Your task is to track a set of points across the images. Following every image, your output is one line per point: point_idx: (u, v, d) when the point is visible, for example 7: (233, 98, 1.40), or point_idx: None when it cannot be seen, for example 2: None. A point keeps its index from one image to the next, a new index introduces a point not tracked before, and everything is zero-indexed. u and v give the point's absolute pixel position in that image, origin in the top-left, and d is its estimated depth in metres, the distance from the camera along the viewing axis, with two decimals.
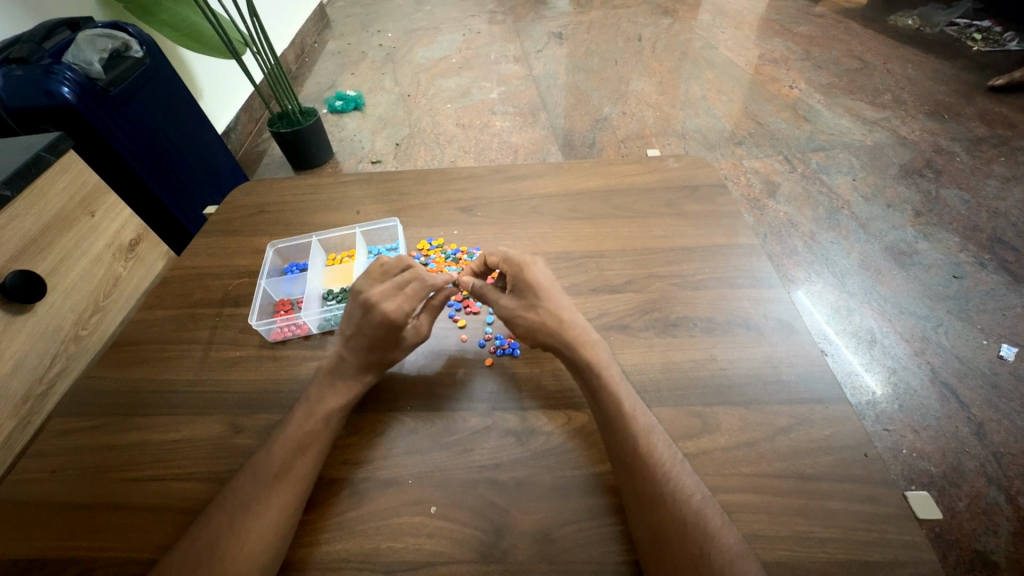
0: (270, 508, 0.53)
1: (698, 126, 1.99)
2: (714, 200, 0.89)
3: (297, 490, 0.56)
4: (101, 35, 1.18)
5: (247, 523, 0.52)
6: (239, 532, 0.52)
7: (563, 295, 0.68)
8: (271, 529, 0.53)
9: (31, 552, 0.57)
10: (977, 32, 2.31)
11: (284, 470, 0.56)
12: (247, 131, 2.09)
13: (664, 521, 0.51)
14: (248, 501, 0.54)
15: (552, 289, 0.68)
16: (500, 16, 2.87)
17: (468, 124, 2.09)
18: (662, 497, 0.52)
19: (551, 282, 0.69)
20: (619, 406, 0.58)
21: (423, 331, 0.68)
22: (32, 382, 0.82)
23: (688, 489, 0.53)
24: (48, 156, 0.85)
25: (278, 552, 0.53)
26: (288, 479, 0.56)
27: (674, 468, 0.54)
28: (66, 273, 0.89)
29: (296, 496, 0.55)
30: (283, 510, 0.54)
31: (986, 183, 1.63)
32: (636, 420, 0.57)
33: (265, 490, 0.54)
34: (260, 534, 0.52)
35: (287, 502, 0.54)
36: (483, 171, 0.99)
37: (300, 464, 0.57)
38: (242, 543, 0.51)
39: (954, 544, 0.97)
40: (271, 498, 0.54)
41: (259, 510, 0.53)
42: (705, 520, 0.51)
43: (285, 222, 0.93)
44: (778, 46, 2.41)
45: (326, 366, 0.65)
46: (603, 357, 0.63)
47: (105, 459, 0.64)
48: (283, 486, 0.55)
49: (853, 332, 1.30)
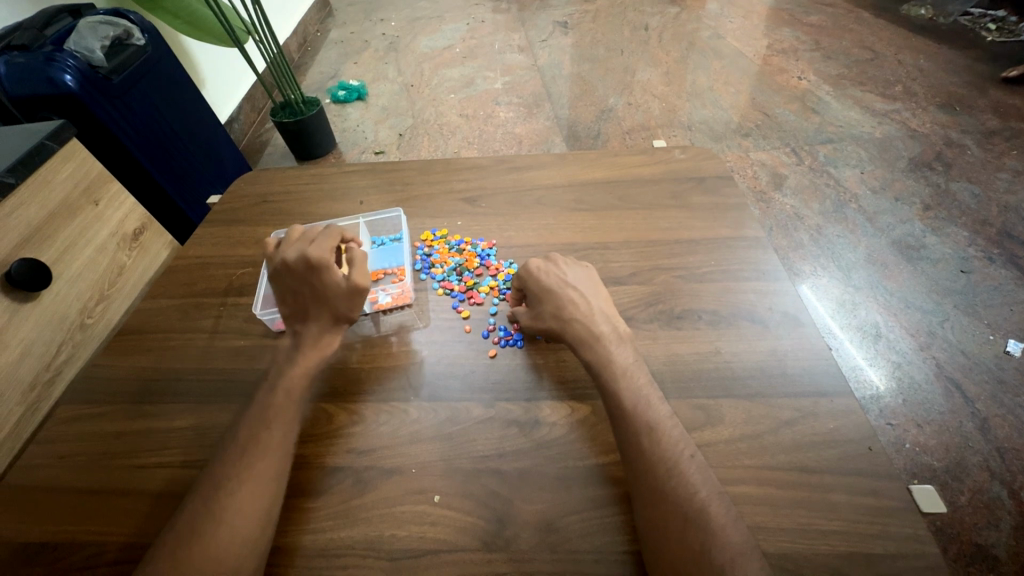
0: (243, 484, 0.54)
1: (705, 117, 1.97)
2: (721, 192, 0.88)
3: (273, 465, 0.56)
4: (103, 22, 1.18)
5: (229, 504, 0.52)
6: (215, 511, 0.52)
7: (596, 294, 0.69)
8: (251, 507, 0.53)
9: (41, 536, 0.58)
10: (991, 22, 2.27)
11: (251, 445, 0.56)
12: (250, 121, 2.09)
13: (667, 516, 0.51)
14: (223, 482, 0.54)
15: (579, 282, 0.70)
16: (506, 5, 2.84)
17: (472, 115, 2.08)
18: (664, 493, 0.52)
19: (584, 281, 0.70)
20: (625, 403, 0.58)
21: (359, 280, 0.67)
22: (39, 369, 0.82)
23: (694, 485, 0.52)
24: (51, 144, 0.85)
25: (264, 531, 0.52)
26: (259, 455, 0.56)
27: (685, 465, 0.54)
28: (71, 261, 0.89)
29: (273, 472, 0.55)
30: (260, 487, 0.54)
31: (996, 177, 1.61)
32: (638, 416, 0.57)
33: (237, 468, 0.55)
34: (238, 510, 0.52)
35: (263, 480, 0.54)
36: (487, 161, 0.98)
37: (267, 438, 0.57)
38: (218, 521, 0.51)
39: (956, 538, 0.97)
40: (247, 476, 0.54)
41: (234, 487, 0.53)
42: (709, 515, 0.50)
43: (288, 211, 0.93)
44: (787, 36, 2.38)
45: (285, 345, 0.66)
46: (627, 350, 0.63)
47: (111, 446, 0.64)
48: (255, 463, 0.55)
49: (858, 327, 1.30)
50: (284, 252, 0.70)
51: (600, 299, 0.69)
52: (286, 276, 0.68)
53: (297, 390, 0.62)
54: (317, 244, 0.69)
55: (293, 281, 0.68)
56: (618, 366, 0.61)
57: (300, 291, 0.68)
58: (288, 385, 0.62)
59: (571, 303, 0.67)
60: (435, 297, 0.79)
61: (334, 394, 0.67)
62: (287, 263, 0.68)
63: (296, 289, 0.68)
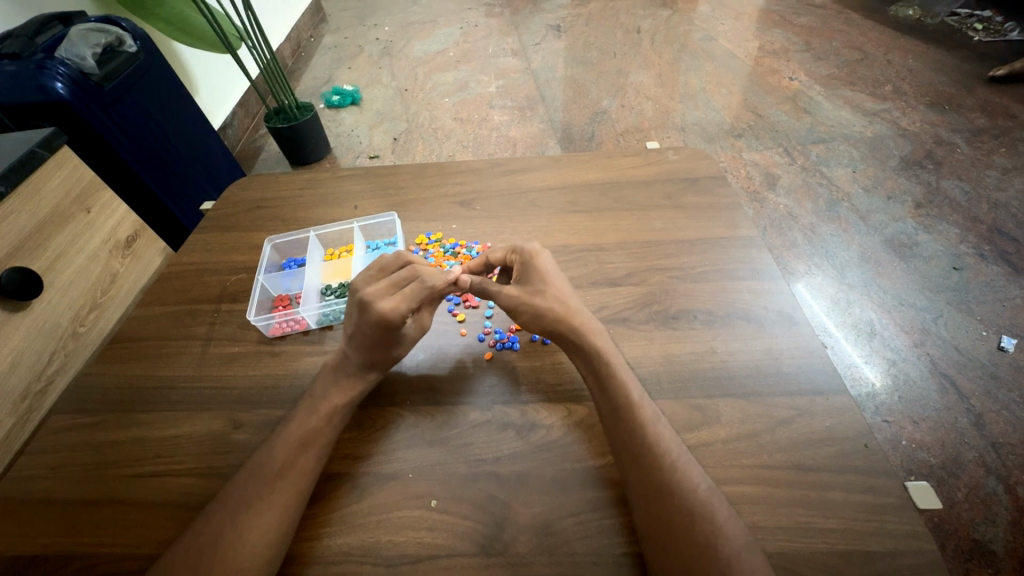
0: (269, 506, 0.53)
1: (698, 118, 1.98)
2: (713, 192, 0.89)
3: (302, 487, 0.55)
4: (95, 29, 1.18)
5: (250, 519, 0.52)
6: (239, 530, 0.51)
7: (570, 290, 0.68)
8: (269, 524, 0.52)
9: (32, 548, 0.57)
10: (977, 21, 2.30)
11: (288, 467, 0.56)
12: (243, 127, 2.08)
13: (672, 511, 0.51)
14: (248, 496, 0.54)
15: (557, 276, 0.68)
16: (498, 9, 2.85)
17: (466, 118, 2.08)
18: (669, 488, 0.52)
19: (560, 277, 0.69)
20: (617, 400, 0.58)
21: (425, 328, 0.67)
22: (30, 380, 0.81)
23: (696, 480, 0.53)
24: (42, 153, 0.85)
25: (280, 547, 0.52)
26: (288, 475, 0.55)
27: (682, 462, 0.54)
28: (63, 270, 0.88)
29: (297, 493, 0.55)
30: (284, 507, 0.53)
31: (986, 174, 1.63)
32: (641, 410, 0.57)
33: (264, 489, 0.54)
34: (264, 531, 0.52)
35: (287, 498, 0.54)
36: (482, 164, 0.98)
37: (303, 461, 0.56)
38: (242, 540, 0.51)
39: (952, 533, 0.98)
40: (272, 495, 0.54)
41: (260, 508, 0.53)
42: (711, 508, 0.51)
43: (283, 217, 0.93)
44: (778, 38, 2.39)
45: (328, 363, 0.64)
46: (609, 344, 0.63)
47: (104, 456, 0.64)
48: (283, 483, 0.55)
49: (852, 325, 1.30)
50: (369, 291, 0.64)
51: (575, 296, 0.67)
52: None
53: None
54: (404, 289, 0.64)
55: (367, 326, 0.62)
56: (609, 362, 0.61)
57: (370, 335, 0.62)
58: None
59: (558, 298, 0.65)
60: None
61: None
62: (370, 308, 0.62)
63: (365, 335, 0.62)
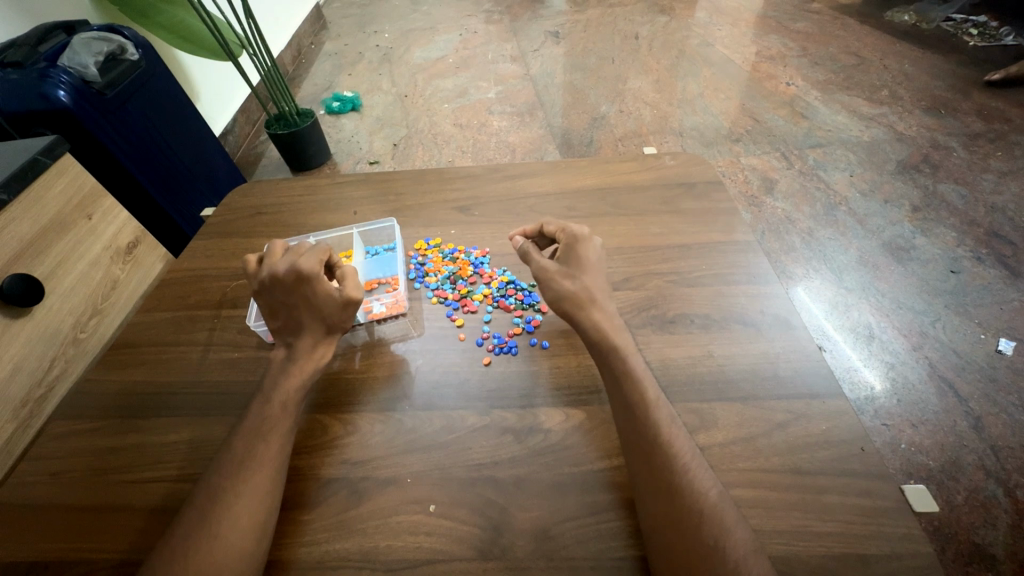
0: (238, 497, 0.53)
1: (696, 123, 1.99)
2: (710, 197, 0.89)
3: (268, 476, 0.56)
4: (98, 38, 1.18)
5: (223, 513, 0.52)
6: (210, 526, 0.52)
7: (609, 292, 0.68)
8: (244, 517, 0.52)
9: (32, 555, 0.57)
10: (973, 26, 2.32)
11: (248, 457, 0.56)
12: (244, 133, 2.10)
13: (681, 513, 0.51)
14: (216, 492, 0.54)
15: (595, 277, 0.69)
16: (497, 15, 2.87)
17: (466, 124, 2.09)
18: (680, 489, 0.52)
19: (602, 280, 0.69)
20: (630, 402, 0.58)
21: (350, 292, 0.67)
22: (31, 386, 0.82)
23: (707, 481, 0.53)
24: (45, 160, 0.86)
25: (259, 541, 0.53)
26: (254, 466, 0.56)
27: (694, 465, 0.54)
28: (64, 276, 0.89)
29: (267, 485, 0.55)
30: (255, 499, 0.54)
31: (983, 178, 1.64)
32: (656, 410, 0.57)
33: (230, 480, 0.55)
34: (235, 522, 0.52)
35: (258, 491, 0.54)
36: (480, 170, 0.99)
37: (264, 450, 0.57)
38: (214, 534, 0.51)
39: (952, 538, 0.97)
40: (245, 490, 0.54)
41: (228, 500, 0.53)
42: (723, 511, 0.51)
43: (283, 223, 0.93)
44: (775, 43, 2.41)
45: (279, 356, 0.66)
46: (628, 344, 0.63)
47: (104, 461, 0.64)
48: (249, 475, 0.55)
49: (851, 328, 1.30)
50: (272, 265, 0.67)
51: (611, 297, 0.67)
52: (275, 289, 0.66)
53: (293, 403, 0.62)
54: (308, 256, 0.67)
55: (283, 293, 0.66)
56: (627, 361, 0.61)
57: (290, 303, 0.66)
58: (285, 398, 0.61)
59: (578, 296, 0.66)
60: (430, 306, 0.79)
61: (327, 404, 0.67)
62: (275, 275, 0.66)
63: (285, 301, 0.66)
